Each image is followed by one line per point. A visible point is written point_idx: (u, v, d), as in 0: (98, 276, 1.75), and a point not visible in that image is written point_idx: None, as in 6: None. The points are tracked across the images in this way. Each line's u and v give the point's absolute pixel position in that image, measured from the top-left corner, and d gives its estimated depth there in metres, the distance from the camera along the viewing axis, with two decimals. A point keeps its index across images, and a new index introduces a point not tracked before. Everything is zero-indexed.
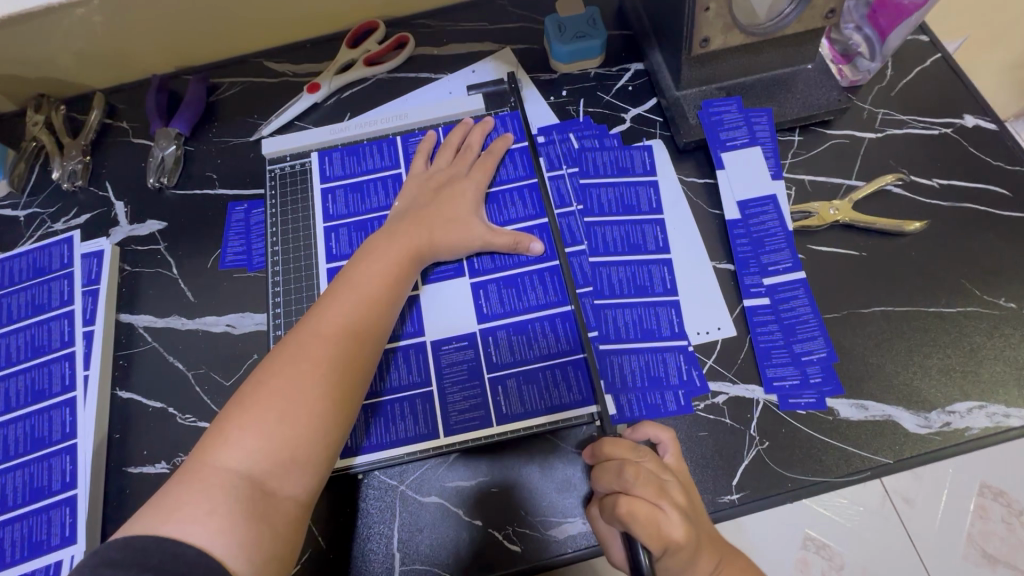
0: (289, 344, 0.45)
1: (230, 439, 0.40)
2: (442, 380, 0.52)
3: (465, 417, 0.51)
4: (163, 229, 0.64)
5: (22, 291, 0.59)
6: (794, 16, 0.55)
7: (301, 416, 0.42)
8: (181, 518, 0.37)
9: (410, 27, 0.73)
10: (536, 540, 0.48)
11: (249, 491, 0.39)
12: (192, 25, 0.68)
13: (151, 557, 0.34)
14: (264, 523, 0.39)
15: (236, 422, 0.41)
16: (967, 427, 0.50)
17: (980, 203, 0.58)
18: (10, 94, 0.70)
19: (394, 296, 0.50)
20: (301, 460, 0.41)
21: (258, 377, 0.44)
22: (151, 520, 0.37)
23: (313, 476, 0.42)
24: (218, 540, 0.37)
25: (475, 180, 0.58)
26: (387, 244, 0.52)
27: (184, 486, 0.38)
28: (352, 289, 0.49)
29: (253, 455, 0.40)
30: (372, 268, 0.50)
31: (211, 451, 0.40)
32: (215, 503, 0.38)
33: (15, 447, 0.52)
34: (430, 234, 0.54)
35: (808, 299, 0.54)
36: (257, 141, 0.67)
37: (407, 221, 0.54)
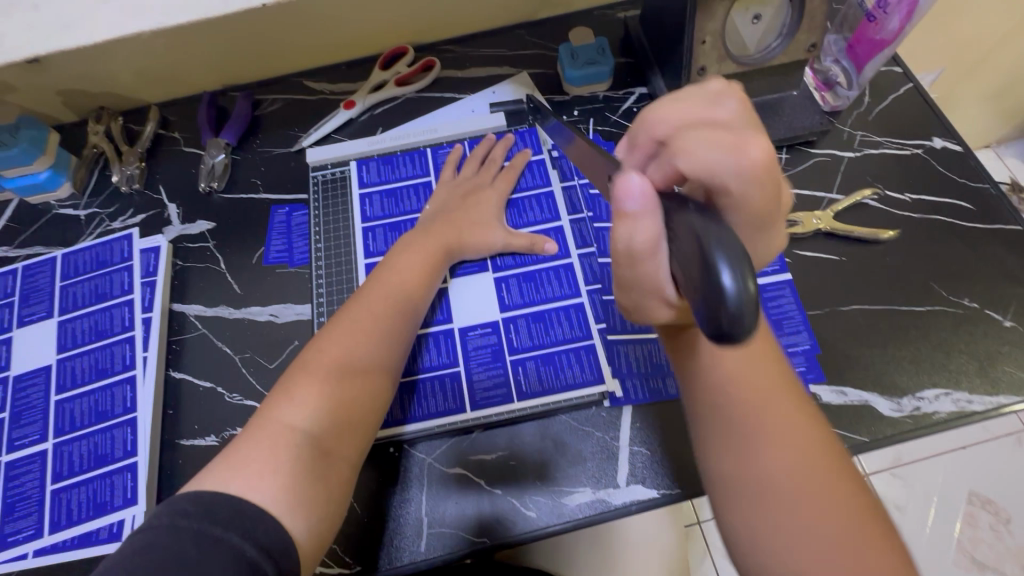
0: (325, 340, 0.51)
1: (292, 403, 0.47)
2: (470, 362, 0.58)
3: (489, 394, 0.57)
4: (212, 228, 0.70)
5: (86, 281, 0.65)
6: (780, 49, 0.63)
7: (354, 384, 0.49)
8: (251, 474, 0.42)
9: (436, 51, 0.81)
10: (549, 508, 0.54)
11: (309, 451, 0.45)
12: (242, 47, 0.75)
13: (222, 512, 0.39)
14: (321, 480, 0.45)
15: (298, 386, 0.48)
16: (935, 412, 0.56)
17: (948, 215, 0.65)
18: (73, 106, 0.77)
19: (427, 288, 0.58)
20: (351, 425, 0.48)
21: (316, 348, 0.51)
22: (223, 475, 0.42)
23: (360, 441, 0.49)
24: (281, 495, 0.42)
25: (498, 190, 0.66)
26: (423, 241, 0.60)
27: (253, 441, 0.44)
28: (393, 278, 0.56)
29: (314, 415, 0.46)
30: (410, 261, 0.58)
31: (276, 413, 0.46)
32: (280, 461, 0.43)
33: (80, 419, 0.58)
34: (459, 235, 0.61)
35: (793, 298, 0.61)
36: (297, 152, 0.75)
37: (439, 223, 0.62)
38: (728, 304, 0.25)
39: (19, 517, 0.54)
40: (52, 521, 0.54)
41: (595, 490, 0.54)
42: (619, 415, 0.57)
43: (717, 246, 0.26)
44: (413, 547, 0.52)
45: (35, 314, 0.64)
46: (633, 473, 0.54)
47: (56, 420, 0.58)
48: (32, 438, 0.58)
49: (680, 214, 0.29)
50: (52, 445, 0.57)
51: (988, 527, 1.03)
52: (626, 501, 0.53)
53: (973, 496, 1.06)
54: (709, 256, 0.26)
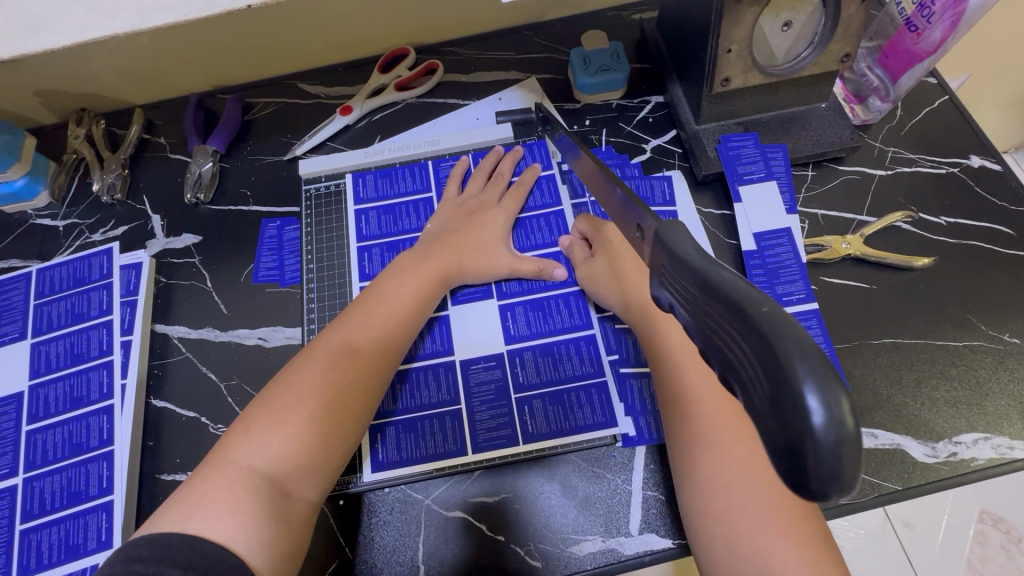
0: (296, 374, 0.47)
1: (253, 439, 0.43)
2: (472, 398, 0.54)
3: (492, 434, 0.53)
4: (198, 242, 0.66)
5: (63, 300, 0.61)
6: (811, 59, 0.58)
7: (322, 420, 0.45)
8: (208, 513, 0.39)
9: (438, 54, 0.76)
10: (554, 556, 0.50)
11: (270, 490, 0.41)
12: (231, 47, 0.70)
13: (179, 553, 0.35)
14: (282, 524, 0.40)
15: (262, 423, 0.44)
16: (973, 458, 0.52)
17: (986, 241, 0.60)
18: (53, 107, 0.72)
19: (416, 317, 0.53)
20: (316, 463, 0.44)
21: (284, 379, 0.47)
22: (178, 515, 0.39)
23: (326, 480, 0.45)
24: (239, 540, 0.38)
25: (505, 208, 0.61)
26: (417, 265, 0.56)
27: (208, 480, 0.41)
28: (378, 308, 0.52)
29: (279, 455, 0.42)
30: (398, 287, 0.54)
31: (236, 450, 0.42)
32: (238, 502, 0.39)
33: (53, 453, 0.54)
34: (459, 259, 0.57)
35: (820, 329, 0.57)
36: (290, 160, 0.70)
37: (439, 245, 0.57)
38: (814, 441, 0.20)
39: None
40: (21, 564, 0.50)
41: (605, 539, 0.50)
42: (632, 457, 0.52)
43: (798, 359, 0.21)
44: None
45: (7, 336, 0.60)
46: (645, 521, 0.50)
47: (27, 453, 0.54)
48: (2, 471, 0.54)
49: (734, 294, 0.24)
50: (23, 480, 0.53)
51: (998, 548, 0.86)
52: (638, 552, 0.49)
53: (983, 513, 0.88)
54: (787, 372, 0.21)
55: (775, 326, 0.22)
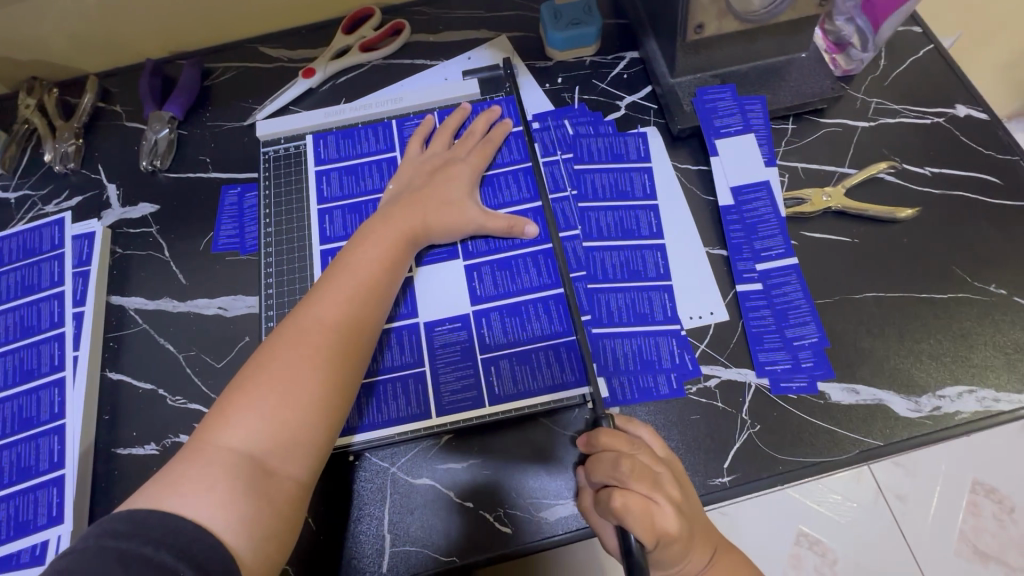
0: (269, 351, 0.43)
1: (230, 418, 0.40)
2: (436, 360, 0.52)
3: (459, 397, 0.51)
4: (156, 212, 0.63)
5: (13, 272, 0.59)
6: (788, 3, 0.55)
7: (298, 397, 0.42)
8: (185, 491, 0.37)
9: (405, 13, 0.73)
10: (525, 521, 0.48)
11: (250, 469, 0.39)
12: (186, 7, 0.67)
13: (155, 530, 0.34)
14: (263, 501, 0.39)
15: (237, 403, 0.41)
16: (958, 411, 0.50)
17: (972, 191, 0.58)
18: (2, 76, 0.69)
19: (389, 281, 0.50)
20: (299, 441, 0.41)
21: (258, 357, 0.44)
22: (157, 494, 0.37)
23: (314, 456, 0.42)
24: (218, 517, 0.37)
25: (471, 163, 0.58)
26: (384, 228, 0.52)
27: (186, 462, 0.39)
28: (347, 277, 0.48)
29: (258, 432, 0.40)
30: (368, 254, 0.50)
31: (213, 431, 0.40)
32: (215, 480, 0.38)
33: (3, 427, 0.52)
34: (425, 217, 0.54)
35: (800, 285, 0.55)
36: (251, 126, 0.67)
37: (402, 205, 0.54)
38: None
39: None
40: None
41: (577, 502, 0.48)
42: None
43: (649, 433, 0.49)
44: (374, 567, 0.47)
45: None
46: None
47: None
48: None
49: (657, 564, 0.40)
50: None
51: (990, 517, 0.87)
52: None
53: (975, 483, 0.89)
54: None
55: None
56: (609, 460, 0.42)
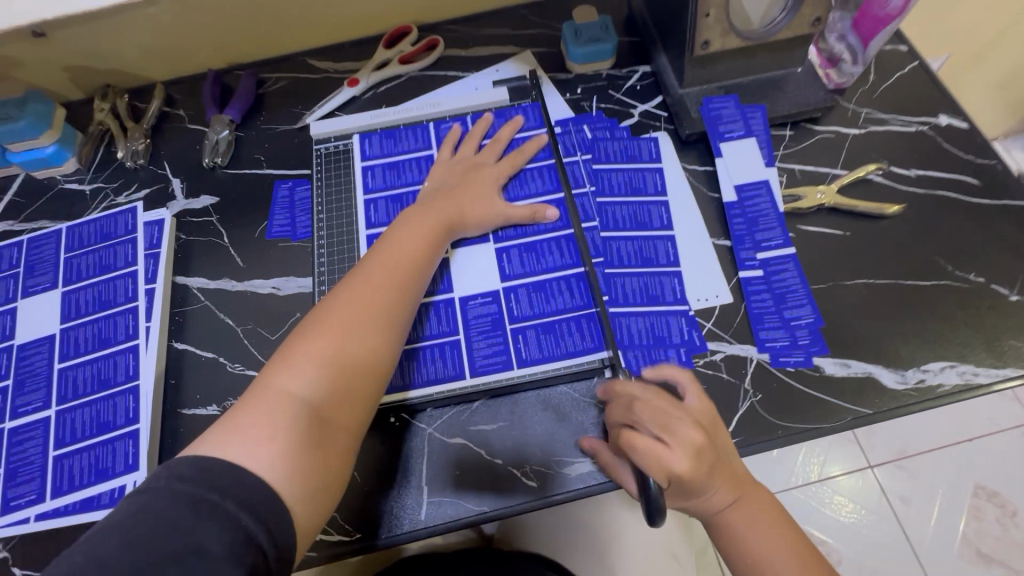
0: (319, 318, 0.49)
1: (287, 374, 0.46)
2: (468, 330, 0.59)
3: (489, 363, 0.57)
4: (216, 203, 0.71)
5: (91, 253, 0.66)
6: (784, 24, 0.63)
7: (347, 362, 0.47)
8: (247, 439, 0.42)
9: (439, 31, 0.81)
10: (549, 477, 0.54)
11: (305, 423, 0.44)
12: (246, 24, 0.75)
13: (219, 478, 0.38)
14: (319, 448, 0.44)
15: (292, 364, 0.46)
16: (940, 384, 0.55)
17: (954, 191, 0.64)
18: (79, 83, 0.77)
19: (425, 266, 0.56)
20: (344, 402, 0.46)
21: (307, 325, 0.49)
22: (222, 441, 0.41)
23: (358, 417, 0.47)
24: (275, 469, 0.41)
25: (499, 167, 0.65)
26: (420, 219, 0.59)
27: (247, 410, 0.43)
28: (389, 259, 0.54)
29: (311, 391, 0.45)
30: (406, 242, 0.56)
31: (270, 386, 0.45)
32: (274, 431, 0.42)
33: (83, 387, 0.58)
34: (459, 210, 0.60)
35: (797, 272, 0.61)
36: (301, 129, 0.75)
37: (438, 201, 0.61)
38: None
39: (21, 482, 0.55)
40: (55, 485, 0.54)
41: (596, 460, 0.54)
42: None
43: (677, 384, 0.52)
44: (413, 514, 0.53)
45: (39, 286, 0.64)
46: None
47: (60, 388, 0.59)
48: (35, 405, 0.58)
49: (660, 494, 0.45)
50: (55, 412, 0.58)
51: (994, 520, 1.10)
52: None
53: (978, 489, 1.13)
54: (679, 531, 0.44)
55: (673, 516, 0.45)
56: (625, 403, 0.50)
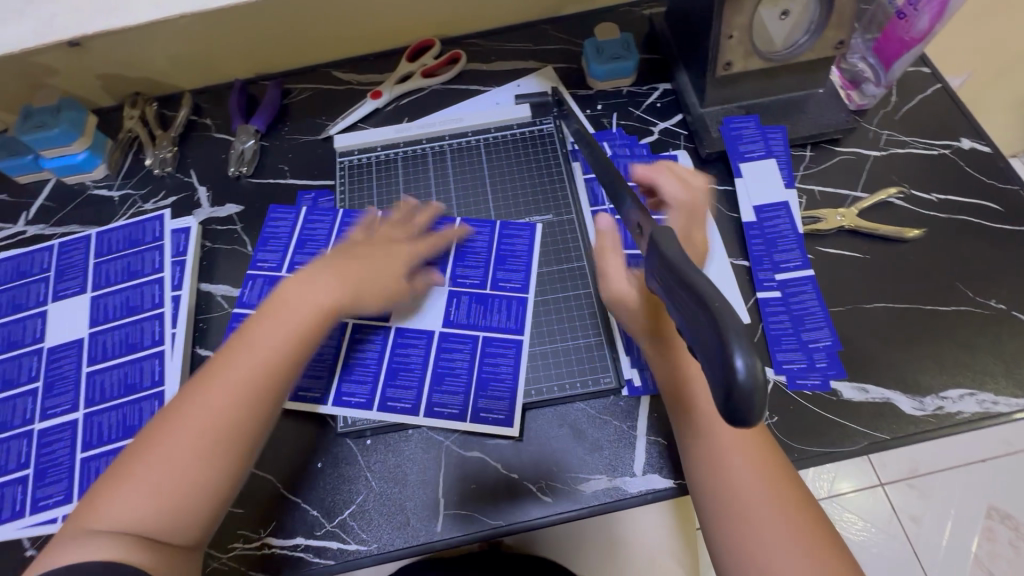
0: (159, 434, 0.46)
1: (116, 495, 0.44)
2: (421, 371, 0.59)
3: (444, 406, 0.57)
4: (240, 212, 0.72)
5: (119, 259, 0.67)
6: (807, 45, 0.63)
7: (180, 474, 0.45)
8: (86, 546, 0.42)
9: (462, 45, 0.82)
10: (564, 493, 0.54)
11: (137, 535, 0.43)
12: (274, 36, 0.77)
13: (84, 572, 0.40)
14: (154, 566, 0.43)
15: (129, 478, 0.45)
16: (959, 411, 0.55)
17: (975, 216, 0.64)
18: (110, 90, 0.79)
19: (290, 363, 0.51)
20: (183, 513, 0.45)
21: (149, 433, 0.47)
22: (64, 550, 0.42)
23: (199, 526, 0.46)
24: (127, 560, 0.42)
25: (412, 247, 0.61)
26: (293, 301, 0.53)
27: (76, 530, 0.43)
28: (237, 359, 0.49)
29: (140, 506, 0.44)
30: (248, 333, 0.51)
31: (102, 502, 0.44)
32: (105, 544, 0.42)
33: (109, 391, 0.60)
34: (349, 292, 0.55)
35: (815, 294, 0.61)
36: (324, 139, 0.76)
37: (329, 282, 0.55)
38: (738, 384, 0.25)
39: (49, 482, 0.56)
40: (81, 487, 0.56)
41: (611, 478, 0.54)
42: (637, 405, 0.57)
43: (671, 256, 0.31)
44: (430, 526, 0.54)
45: (69, 290, 0.66)
46: (649, 463, 0.55)
47: (87, 391, 0.60)
48: (64, 407, 0.59)
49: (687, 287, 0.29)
50: (83, 415, 0.59)
51: (1007, 543, 1.07)
52: (642, 490, 0.54)
53: (991, 511, 1.11)
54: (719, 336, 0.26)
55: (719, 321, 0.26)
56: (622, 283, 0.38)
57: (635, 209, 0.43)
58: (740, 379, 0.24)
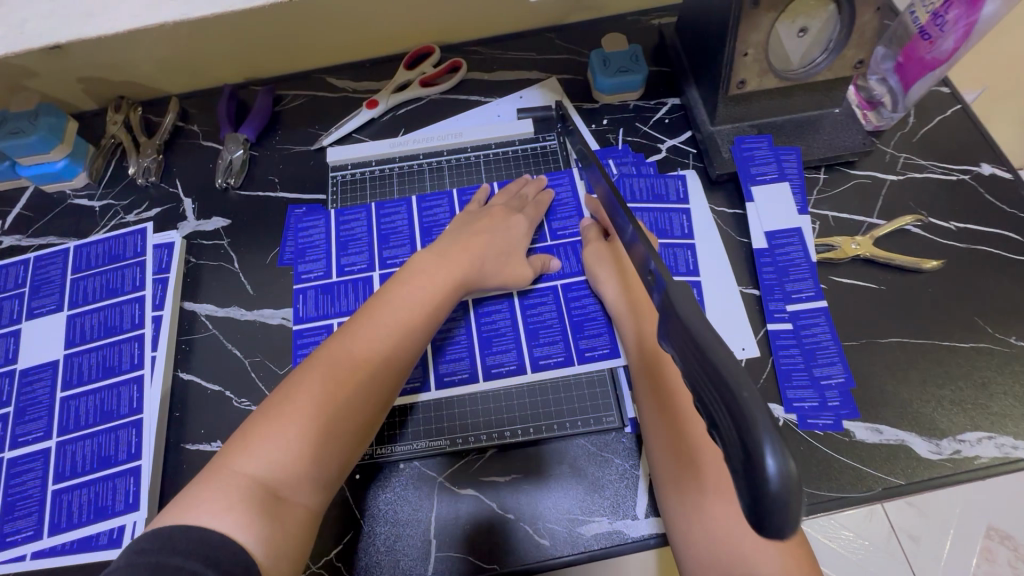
0: (289, 392, 0.46)
1: (253, 445, 0.43)
2: (515, 333, 0.60)
3: (500, 365, 0.58)
4: (227, 226, 0.69)
5: (98, 275, 0.64)
6: (825, 65, 0.60)
7: (318, 430, 0.44)
8: (206, 510, 0.39)
9: (462, 53, 0.78)
10: (560, 535, 0.52)
11: (267, 496, 0.41)
12: (265, 40, 0.73)
13: (181, 542, 0.37)
14: (276, 528, 0.41)
15: (259, 433, 0.43)
16: (976, 456, 0.53)
17: (995, 246, 0.62)
18: (92, 94, 0.76)
19: (428, 325, 0.53)
20: (316, 473, 0.44)
21: (286, 388, 0.46)
22: (179, 511, 0.39)
23: (325, 488, 0.45)
24: (241, 531, 0.39)
25: (528, 217, 0.63)
26: (432, 271, 0.55)
27: (204, 483, 0.41)
28: (386, 316, 0.51)
29: (275, 461, 0.42)
30: (416, 296, 0.53)
31: (233, 457, 0.42)
32: (233, 503, 0.40)
33: (85, 418, 0.57)
34: (478, 264, 0.58)
35: (828, 327, 0.58)
36: (317, 150, 0.73)
37: (455, 250, 0.58)
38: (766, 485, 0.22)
39: (19, 516, 0.53)
40: (52, 522, 0.53)
41: (612, 520, 0.52)
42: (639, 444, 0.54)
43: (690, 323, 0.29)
44: (420, 570, 0.51)
45: (45, 308, 0.63)
46: (651, 506, 0.52)
47: (61, 418, 0.57)
48: (36, 435, 0.56)
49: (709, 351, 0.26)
50: (56, 443, 0.56)
51: (1005, 563, 0.93)
52: (644, 535, 0.51)
53: (991, 530, 0.95)
54: (752, 429, 0.23)
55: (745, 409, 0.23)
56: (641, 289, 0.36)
57: (651, 258, 0.39)
58: (771, 482, 0.22)
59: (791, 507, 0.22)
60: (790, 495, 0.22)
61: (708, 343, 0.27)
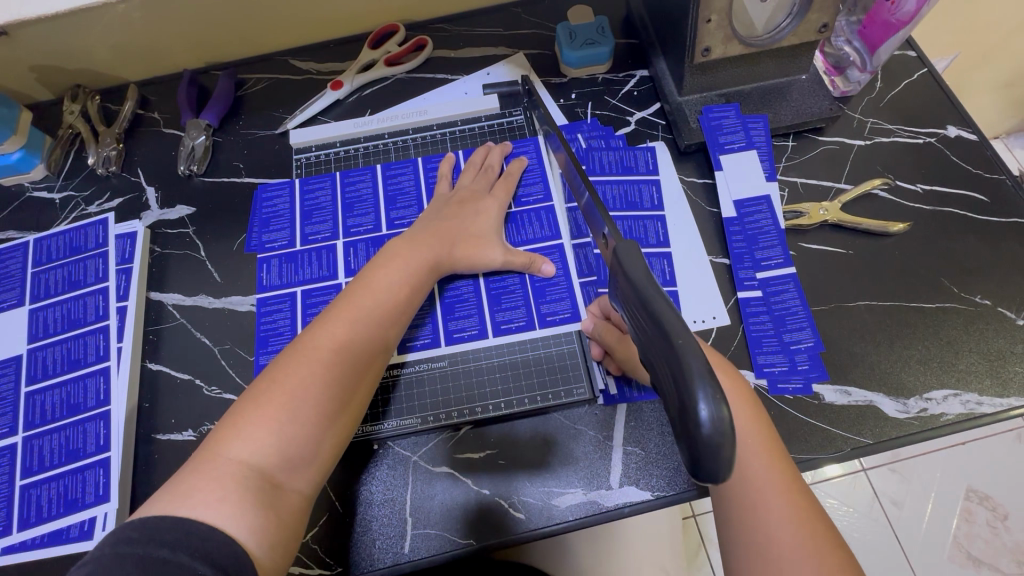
0: (275, 378, 0.45)
1: (242, 431, 0.42)
2: (478, 300, 0.60)
3: (463, 330, 0.59)
4: (192, 214, 0.67)
5: (59, 268, 0.63)
6: (789, 29, 0.59)
7: (307, 415, 0.44)
8: (197, 502, 0.38)
9: (427, 30, 0.77)
10: (536, 509, 0.52)
11: (261, 482, 0.41)
12: (222, 23, 0.71)
13: (163, 533, 0.36)
14: (271, 514, 0.40)
15: (248, 418, 0.43)
16: (942, 413, 0.53)
17: (960, 207, 0.62)
18: (47, 83, 0.73)
19: (406, 307, 0.53)
20: (307, 457, 0.44)
21: (272, 373, 0.45)
22: (169, 502, 0.38)
23: (318, 472, 0.45)
24: (233, 524, 0.38)
25: (497, 199, 0.62)
26: (406, 253, 0.55)
27: (195, 473, 0.40)
28: (367, 297, 0.51)
29: (269, 447, 0.42)
30: (393, 277, 0.53)
31: (224, 443, 0.42)
32: (227, 491, 0.39)
33: (51, 413, 0.56)
34: (449, 248, 0.57)
35: (797, 292, 0.58)
36: (282, 134, 0.71)
37: (429, 231, 0.57)
38: (700, 430, 0.26)
39: None
40: (21, 518, 0.52)
41: (586, 492, 0.52)
42: (612, 414, 0.55)
43: (650, 291, 0.31)
44: (397, 548, 0.51)
45: (5, 303, 0.61)
46: (625, 475, 0.52)
47: (26, 413, 0.56)
48: (2, 431, 0.56)
49: (659, 315, 0.29)
50: (22, 438, 0.55)
51: (984, 524, 1.01)
52: (619, 503, 0.51)
53: (970, 492, 1.04)
54: (689, 381, 0.26)
55: (684, 358, 0.27)
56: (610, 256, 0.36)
57: (605, 225, 0.40)
58: (705, 426, 0.26)
59: (725, 448, 0.26)
60: (723, 438, 0.26)
61: (660, 311, 0.29)
